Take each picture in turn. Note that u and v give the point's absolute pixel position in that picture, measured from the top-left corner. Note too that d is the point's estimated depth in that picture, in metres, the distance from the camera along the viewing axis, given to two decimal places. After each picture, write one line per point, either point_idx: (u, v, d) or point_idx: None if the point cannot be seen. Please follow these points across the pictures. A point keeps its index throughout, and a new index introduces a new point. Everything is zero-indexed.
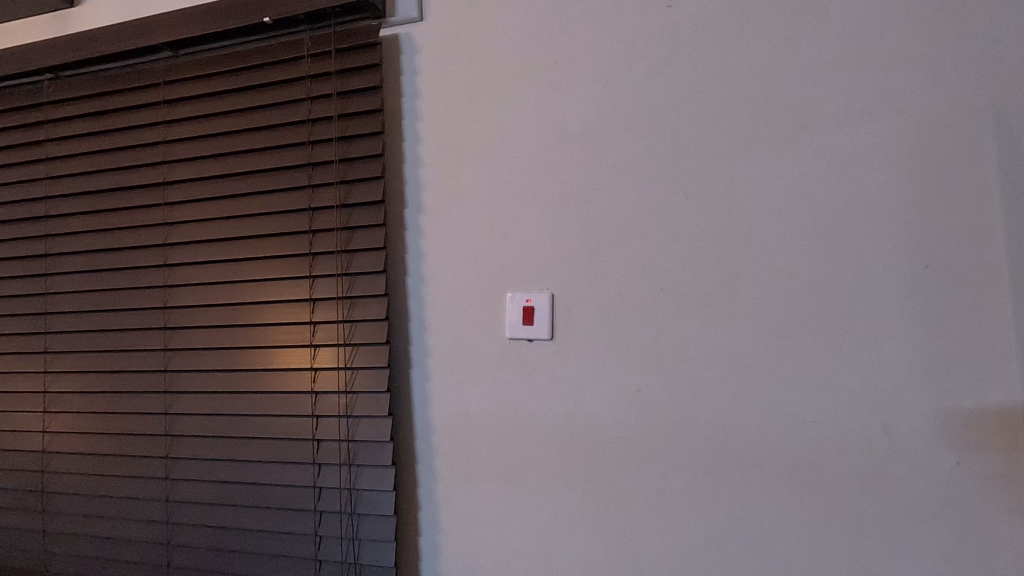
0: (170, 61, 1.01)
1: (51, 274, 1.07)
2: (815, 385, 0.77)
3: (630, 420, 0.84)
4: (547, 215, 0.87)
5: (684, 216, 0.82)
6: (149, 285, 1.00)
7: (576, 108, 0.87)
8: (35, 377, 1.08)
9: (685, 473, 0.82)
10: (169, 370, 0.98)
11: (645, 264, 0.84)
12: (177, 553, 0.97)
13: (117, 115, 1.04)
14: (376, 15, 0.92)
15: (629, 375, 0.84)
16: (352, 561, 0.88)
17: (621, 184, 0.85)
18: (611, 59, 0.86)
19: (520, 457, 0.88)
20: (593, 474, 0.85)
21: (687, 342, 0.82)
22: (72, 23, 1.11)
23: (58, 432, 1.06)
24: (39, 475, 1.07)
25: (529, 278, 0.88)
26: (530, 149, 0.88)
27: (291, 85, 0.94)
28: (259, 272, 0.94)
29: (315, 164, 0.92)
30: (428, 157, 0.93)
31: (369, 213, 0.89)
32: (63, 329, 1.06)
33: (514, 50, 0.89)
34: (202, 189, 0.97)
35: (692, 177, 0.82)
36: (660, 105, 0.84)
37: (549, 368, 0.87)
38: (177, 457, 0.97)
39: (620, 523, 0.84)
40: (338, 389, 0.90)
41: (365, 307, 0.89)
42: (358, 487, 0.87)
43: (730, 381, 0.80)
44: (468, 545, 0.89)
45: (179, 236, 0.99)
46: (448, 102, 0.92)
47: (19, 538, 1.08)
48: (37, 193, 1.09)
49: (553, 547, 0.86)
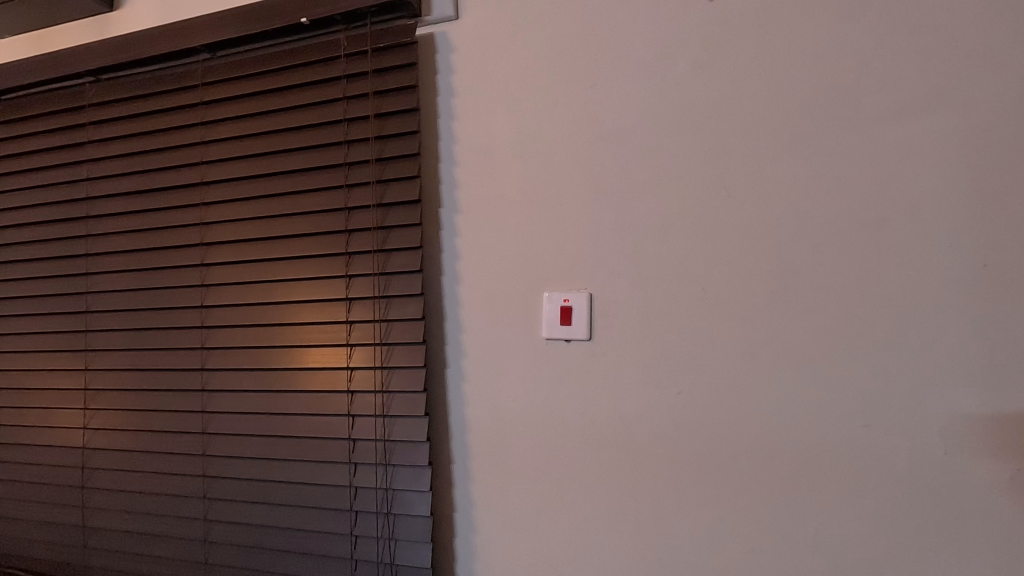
0: (207, 63, 1.02)
1: (91, 273, 1.09)
2: (864, 388, 0.75)
3: (671, 423, 0.82)
4: (585, 214, 0.86)
5: (726, 214, 0.81)
6: (186, 284, 1.01)
7: (615, 105, 0.85)
8: (75, 375, 1.10)
9: (728, 477, 0.80)
10: (206, 368, 0.99)
11: (686, 263, 0.82)
12: (214, 550, 0.98)
13: (156, 118, 1.05)
14: (412, 14, 0.92)
15: (669, 376, 0.82)
16: (387, 562, 0.88)
17: (661, 181, 0.83)
18: (651, 55, 0.84)
19: (557, 459, 0.87)
20: (633, 477, 0.83)
21: (731, 343, 0.80)
22: (113, 27, 1.12)
23: (98, 429, 1.08)
24: (79, 472, 1.09)
25: (566, 277, 0.87)
26: (567, 147, 0.87)
27: (326, 85, 0.94)
28: (295, 272, 0.94)
29: (351, 164, 0.92)
30: (463, 156, 0.92)
31: (405, 213, 0.89)
32: (102, 327, 1.08)
33: (551, 47, 0.88)
34: (239, 189, 0.98)
35: (735, 174, 0.80)
36: (701, 101, 0.82)
37: (588, 369, 0.85)
38: (214, 455, 0.98)
39: (661, 527, 0.82)
40: (373, 389, 0.89)
41: (402, 307, 0.88)
42: (394, 487, 0.87)
43: (775, 384, 0.78)
44: (504, 546, 0.88)
45: (216, 235, 1.00)
46: (484, 101, 0.91)
47: (60, 533, 1.10)
48: (79, 194, 1.10)
49: (590, 550, 0.85)
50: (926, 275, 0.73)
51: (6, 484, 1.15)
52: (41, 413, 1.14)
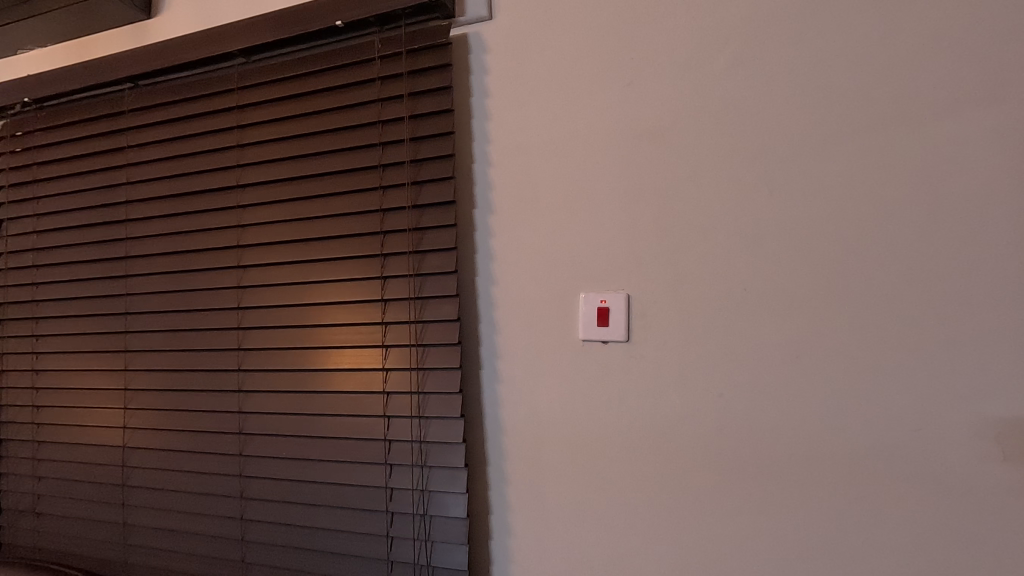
0: (243, 67, 1.04)
1: (130, 275, 1.11)
2: (915, 391, 0.73)
3: (712, 425, 0.80)
4: (622, 213, 0.85)
5: (768, 212, 0.79)
6: (224, 285, 1.02)
7: (653, 103, 0.84)
8: (115, 375, 1.12)
9: (772, 482, 0.78)
10: (243, 369, 1.01)
11: (727, 263, 0.80)
12: (251, 549, 0.99)
13: (193, 122, 1.07)
14: (446, 14, 0.92)
15: (709, 378, 0.81)
16: (424, 563, 0.87)
17: (702, 180, 0.82)
18: (690, 51, 0.83)
19: (594, 462, 0.86)
20: (673, 481, 0.82)
21: (774, 344, 0.78)
22: (151, 34, 1.15)
23: (137, 428, 1.10)
24: (120, 470, 1.11)
25: (603, 278, 0.86)
26: (604, 146, 0.86)
27: (361, 88, 0.95)
28: (331, 273, 0.95)
29: (386, 165, 0.92)
30: (498, 157, 0.92)
31: (440, 213, 0.88)
32: (141, 328, 1.09)
33: (586, 45, 0.88)
34: (274, 191, 0.99)
35: (778, 171, 0.79)
36: (742, 98, 0.80)
37: (626, 371, 0.84)
38: (250, 455, 0.99)
39: (702, 532, 0.80)
40: (409, 389, 0.89)
41: (437, 308, 0.88)
42: (430, 488, 0.87)
43: (822, 386, 0.76)
44: (541, 549, 0.88)
45: (252, 237, 1.01)
46: (518, 101, 0.91)
47: (102, 530, 1.12)
48: (118, 197, 1.12)
49: (628, 553, 0.84)
50: (983, 275, 0.71)
51: (49, 481, 1.18)
52: (81, 412, 1.16)
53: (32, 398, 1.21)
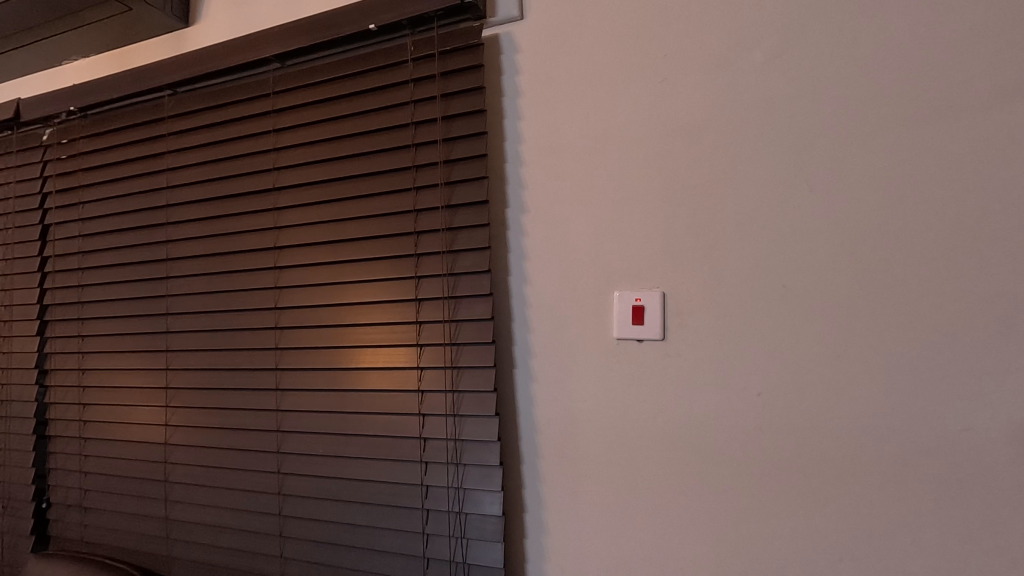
0: (278, 72, 1.06)
1: (170, 277, 1.14)
2: (964, 391, 0.70)
3: (750, 425, 0.79)
4: (657, 210, 0.85)
5: (808, 208, 0.78)
6: (261, 286, 1.05)
7: (687, 99, 0.84)
8: (157, 374, 1.16)
9: (813, 483, 0.76)
10: (280, 368, 1.03)
11: (765, 260, 0.79)
12: (289, 544, 1.01)
13: (230, 127, 1.09)
14: (478, 15, 0.92)
15: (747, 376, 0.80)
16: (459, 560, 0.88)
17: (737, 177, 0.81)
18: (726, 46, 0.82)
19: (630, 462, 0.85)
20: (710, 481, 0.81)
21: (814, 342, 0.77)
22: (189, 42, 1.18)
23: (178, 426, 1.13)
24: (162, 467, 1.14)
25: (637, 276, 0.85)
26: (637, 143, 0.86)
27: (394, 90, 0.96)
28: (365, 274, 0.96)
29: (419, 166, 0.93)
30: (530, 157, 0.92)
31: (473, 213, 0.89)
32: (181, 328, 1.12)
33: (619, 43, 0.87)
34: (309, 193, 1.01)
35: (817, 166, 0.77)
36: (779, 92, 0.79)
37: (661, 370, 0.84)
38: (287, 452, 1.01)
39: (740, 533, 0.79)
40: (444, 388, 0.90)
41: (470, 307, 0.89)
42: (465, 486, 0.88)
43: (864, 384, 0.75)
44: (576, 548, 0.88)
45: (288, 239, 1.03)
46: (550, 100, 0.91)
47: (145, 524, 1.15)
48: (159, 201, 1.16)
49: (664, 553, 0.83)
50: None
51: (95, 476, 1.22)
52: (124, 410, 1.19)
53: (78, 396, 1.25)
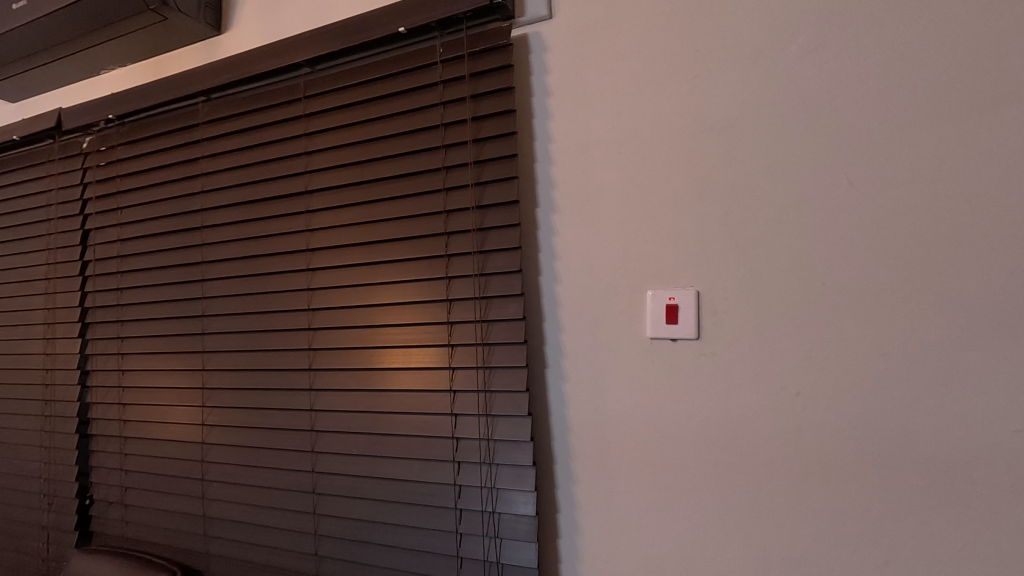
0: (309, 76, 1.07)
1: (206, 279, 1.17)
2: (1017, 391, 0.68)
3: (789, 425, 0.78)
4: (690, 208, 0.84)
5: (848, 203, 0.76)
6: (294, 288, 1.06)
7: (720, 94, 0.82)
8: (193, 374, 1.18)
9: (856, 485, 0.75)
10: (314, 368, 1.04)
11: (803, 257, 0.78)
12: (324, 542, 1.02)
13: (263, 131, 1.11)
14: (507, 16, 0.92)
15: (786, 376, 0.78)
16: (493, 560, 0.88)
17: (773, 173, 0.80)
18: (760, 39, 0.81)
19: (664, 462, 0.84)
20: (747, 481, 0.80)
21: (855, 340, 0.75)
22: (222, 49, 1.21)
23: (215, 425, 1.15)
24: (199, 465, 1.16)
25: (670, 275, 0.85)
26: (669, 141, 0.85)
27: (424, 92, 0.96)
28: (397, 274, 0.97)
29: (449, 167, 0.94)
30: (560, 156, 0.92)
31: (504, 213, 0.89)
32: (217, 329, 1.15)
33: (650, 39, 0.87)
34: (341, 195, 1.02)
35: (857, 160, 0.76)
36: (816, 86, 0.78)
37: (695, 369, 0.83)
38: (320, 451, 1.03)
39: (780, 536, 0.78)
40: (476, 387, 0.90)
41: (501, 308, 0.89)
42: (498, 485, 0.88)
43: (909, 384, 0.72)
44: (610, 548, 0.87)
45: (320, 241, 1.04)
46: (580, 99, 0.91)
47: (183, 522, 1.18)
48: (194, 206, 1.18)
49: (700, 554, 0.82)
50: None
51: (135, 474, 1.25)
52: (162, 410, 1.22)
53: (118, 396, 1.28)
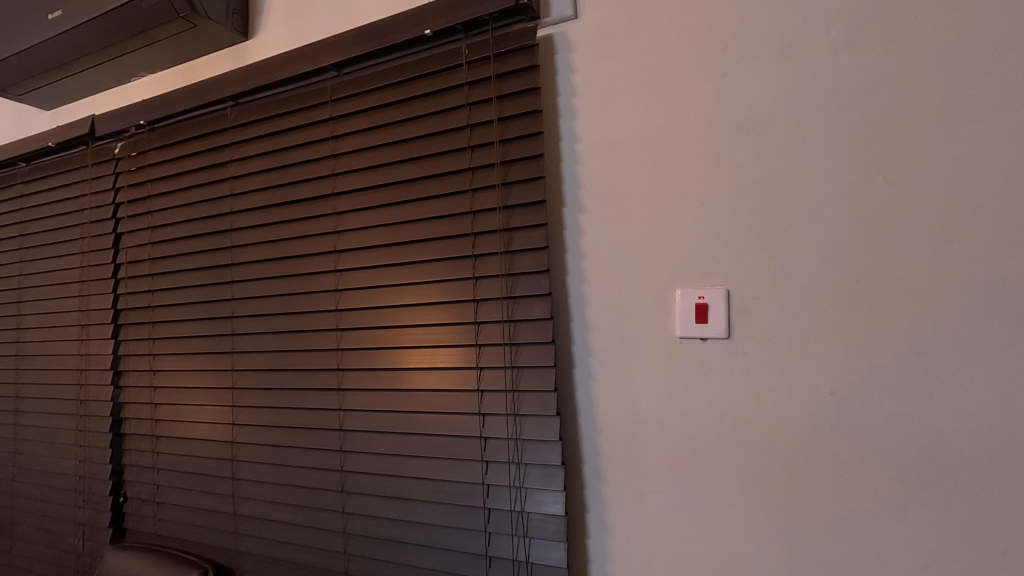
0: (335, 80, 1.09)
1: (235, 281, 1.18)
2: None
3: (823, 425, 0.77)
4: (719, 206, 0.83)
5: (883, 199, 0.75)
6: (322, 289, 1.08)
7: (749, 91, 0.82)
8: (223, 375, 1.20)
9: (893, 486, 0.73)
10: (342, 368, 1.05)
11: (837, 255, 0.77)
12: (353, 541, 1.03)
13: (290, 135, 1.13)
14: (533, 16, 0.93)
15: (820, 375, 0.77)
16: (523, 560, 0.88)
17: (805, 169, 0.79)
18: (791, 35, 0.80)
19: (695, 462, 0.84)
20: (780, 482, 0.79)
21: (891, 338, 0.74)
22: (249, 54, 1.23)
23: (245, 425, 1.17)
24: (229, 464, 1.19)
25: (699, 274, 0.84)
26: (697, 139, 0.85)
27: (450, 93, 0.97)
28: (424, 275, 0.98)
29: (475, 168, 0.94)
30: (586, 156, 0.92)
31: (531, 213, 0.89)
32: (246, 330, 1.17)
33: (677, 36, 0.86)
34: (368, 198, 1.03)
35: (893, 155, 0.74)
36: (848, 81, 0.77)
37: (726, 369, 0.82)
38: (349, 451, 1.04)
39: (815, 538, 0.77)
40: (504, 387, 0.91)
41: (529, 308, 0.89)
42: (527, 485, 0.88)
43: (948, 383, 0.71)
44: (640, 549, 0.87)
45: (347, 243, 1.05)
46: (606, 98, 0.91)
47: (215, 520, 1.20)
48: (223, 209, 1.21)
49: (732, 556, 0.81)
50: None
51: (167, 472, 1.27)
52: (193, 410, 1.25)
53: (150, 396, 1.31)
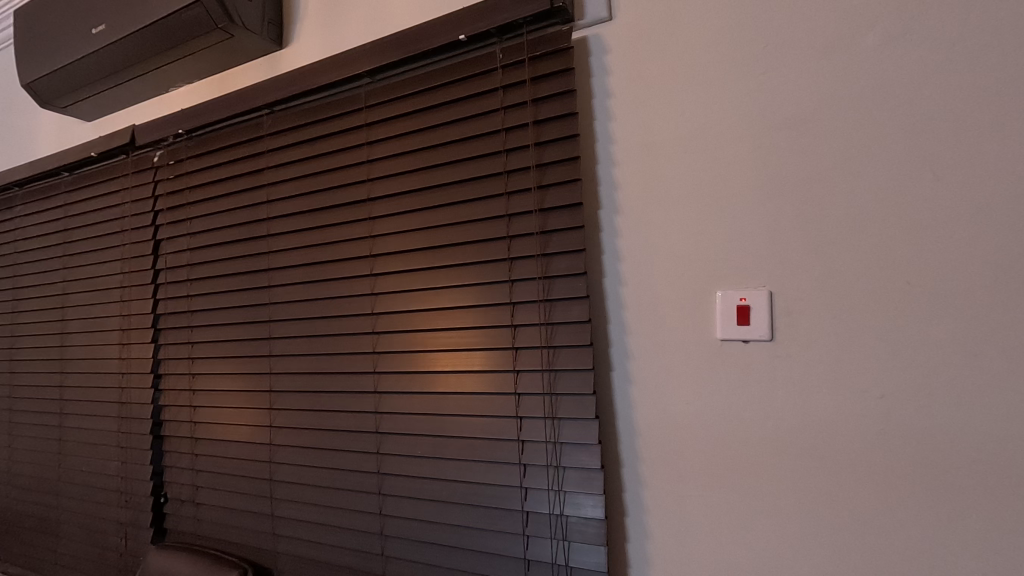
0: (369, 86, 1.10)
1: (271, 286, 1.21)
2: None
3: (872, 429, 0.75)
4: (760, 206, 0.82)
5: (933, 197, 0.73)
6: (358, 293, 1.09)
7: (791, 89, 0.81)
8: (260, 378, 1.22)
9: (948, 492, 0.71)
10: (378, 372, 1.07)
11: (885, 255, 0.75)
12: (390, 543, 1.04)
13: (324, 141, 1.15)
14: (567, 19, 0.93)
15: (868, 377, 0.75)
16: (562, 563, 0.88)
17: (849, 168, 0.77)
18: (834, 31, 0.78)
19: (737, 466, 0.83)
20: (826, 487, 0.77)
21: (944, 340, 0.72)
22: (283, 63, 1.25)
23: (282, 427, 1.19)
24: (267, 466, 1.20)
25: (740, 275, 0.83)
26: (737, 137, 0.84)
27: (484, 98, 0.98)
28: (459, 278, 0.99)
29: (511, 171, 0.94)
30: (622, 157, 0.91)
31: (567, 215, 0.89)
32: (283, 334, 1.19)
33: (715, 34, 0.85)
34: (403, 202, 1.04)
35: (943, 152, 0.72)
36: (894, 77, 0.75)
37: (769, 371, 0.81)
38: (386, 453, 1.05)
39: (864, 545, 0.75)
40: (541, 389, 0.90)
41: (566, 310, 0.89)
42: (565, 488, 0.88)
43: (1006, 386, 0.69)
44: (681, 553, 0.86)
45: (383, 248, 1.06)
46: (643, 100, 0.90)
47: (253, 521, 1.22)
48: (260, 215, 1.23)
49: (777, 561, 0.80)
50: None
51: (206, 473, 1.30)
52: (231, 412, 1.27)
53: (189, 399, 1.34)
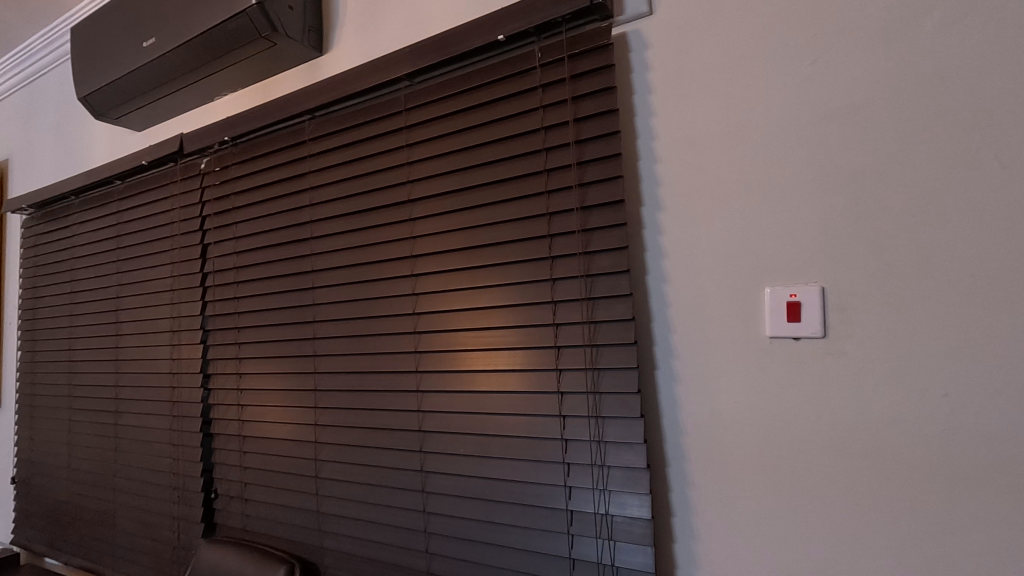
0: (409, 89, 1.11)
1: (316, 287, 1.23)
2: None
3: (934, 429, 0.72)
4: (810, 199, 0.80)
5: (999, 188, 0.70)
6: (400, 293, 1.11)
7: (841, 79, 0.78)
8: (305, 377, 1.25)
9: (1019, 495, 0.68)
10: (420, 371, 1.08)
11: (946, 248, 0.72)
12: (434, 540, 1.05)
13: (365, 144, 1.17)
14: (606, 15, 0.92)
15: (929, 375, 0.73)
16: (607, 562, 0.88)
17: (906, 158, 0.75)
18: (887, 18, 0.76)
19: (788, 466, 0.81)
20: (884, 488, 0.75)
21: (1013, 336, 0.69)
22: (323, 69, 1.27)
23: (327, 425, 1.22)
24: (313, 463, 1.23)
25: (790, 271, 0.81)
26: (784, 129, 0.82)
27: (523, 97, 0.98)
28: (500, 277, 0.99)
29: (551, 170, 0.94)
30: (664, 153, 0.90)
31: (609, 213, 0.88)
32: (327, 334, 1.21)
33: (760, 26, 0.84)
34: (443, 203, 1.06)
35: (1011, 139, 0.69)
36: (954, 63, 0.72)
37: (822, 369, 0.79)
38: (429, 451, 1.06)
39: (927, 550, 0.72)
40: (585, 388, 0.90)
41: (609, 308, 0.88)
42: (610, 487, 0.87)
43: None
44: (730, 555, 0.84)
45: (424, 248, 1.08)
46: (685, 94, 0.89)
47: (299, 517, 1.25)
48: (303, 218, 1.26)
49: (832, 564, 0.77)
50: None
51: (254, 470, 1.34)
52: (277, 411, 1.30)
53: (237, 398, 1.38)
